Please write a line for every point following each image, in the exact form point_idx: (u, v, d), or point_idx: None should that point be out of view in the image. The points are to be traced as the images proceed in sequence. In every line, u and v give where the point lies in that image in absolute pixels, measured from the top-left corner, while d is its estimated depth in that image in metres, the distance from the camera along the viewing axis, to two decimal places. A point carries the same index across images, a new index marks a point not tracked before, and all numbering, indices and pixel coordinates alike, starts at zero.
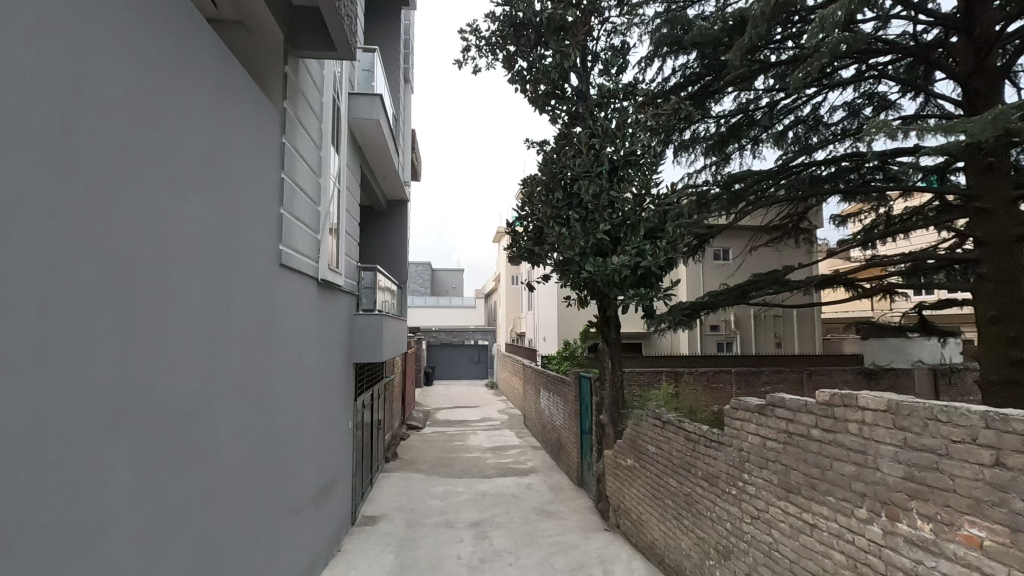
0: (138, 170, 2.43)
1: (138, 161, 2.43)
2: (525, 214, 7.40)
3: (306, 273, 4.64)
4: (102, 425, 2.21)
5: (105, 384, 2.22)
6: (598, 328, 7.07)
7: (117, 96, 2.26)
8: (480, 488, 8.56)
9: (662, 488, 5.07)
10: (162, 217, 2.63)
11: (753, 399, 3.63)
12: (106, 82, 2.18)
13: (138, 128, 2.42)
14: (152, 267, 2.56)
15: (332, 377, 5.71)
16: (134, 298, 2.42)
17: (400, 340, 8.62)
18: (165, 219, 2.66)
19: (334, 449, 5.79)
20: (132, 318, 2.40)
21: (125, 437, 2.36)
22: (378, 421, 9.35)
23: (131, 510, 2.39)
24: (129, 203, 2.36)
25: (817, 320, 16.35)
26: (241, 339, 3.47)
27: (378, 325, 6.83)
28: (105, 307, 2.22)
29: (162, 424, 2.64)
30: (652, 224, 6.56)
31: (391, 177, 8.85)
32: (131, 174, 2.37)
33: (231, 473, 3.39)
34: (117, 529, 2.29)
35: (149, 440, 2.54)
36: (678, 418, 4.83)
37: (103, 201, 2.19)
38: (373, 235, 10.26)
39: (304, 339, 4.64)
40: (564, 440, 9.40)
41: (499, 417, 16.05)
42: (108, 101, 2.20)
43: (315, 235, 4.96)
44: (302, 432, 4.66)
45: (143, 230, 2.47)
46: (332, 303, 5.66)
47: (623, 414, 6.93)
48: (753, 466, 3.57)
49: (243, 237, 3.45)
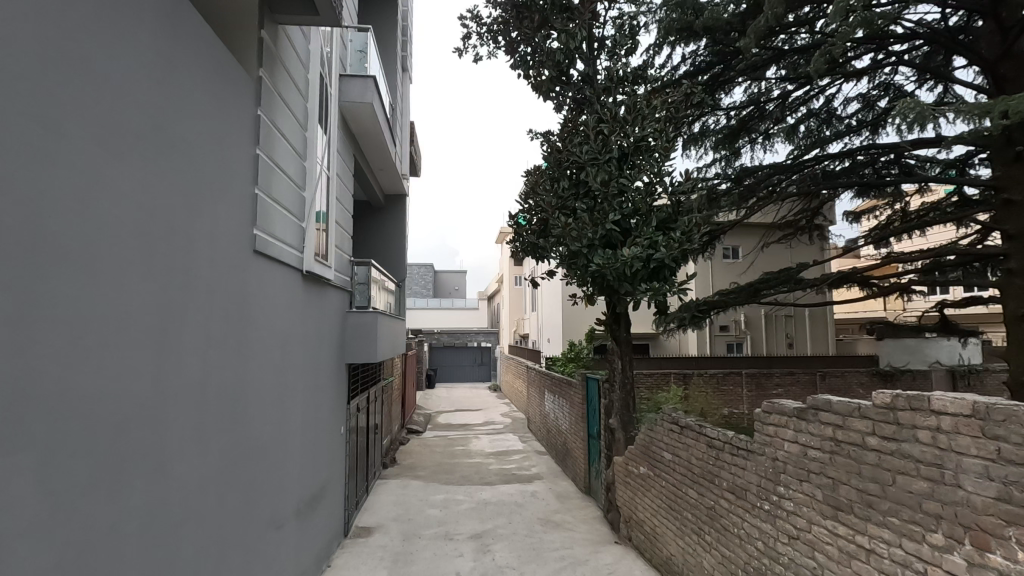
0: (78, 126, 2.01)
1: (78, 114, 2.00)
2: (529, 205, 6.96)
3: (288, 263, 4.21)
4: (32, 429, 1.79)
5: (33, 377, 1.80)
6: (606, 326, 6.63)
7: (47, 31, 1.85)
8: (482, 496, 8.11)
9: (680, 500, 4.61)
10: (114, 185, 2.21)
11: (788, 402, 3.18)
12: (29, 12, 1.77)
13: (79, 74, 2.00)
14: (101, 242, 2.13)
15: (321, 379, 5.27)
16: (76, 277, 2.00)
17: (398, 341, 8.19)
18: (118, 188, 2.24)
19: (322, 456, 5.35)
20: (73, 300, 1.98)
21: (65, 442, 1.94)
22: (375, 426, 8.92)
23: (74, 532, 1.96)
24: (66, 163, 1.94)
25: (830, 320, 15.85)
26: (215, 334, 3.04)
27: (373, 323, 6.40)
28: (30, 285, 1.79)
29: (116, 429, 2.21)
30: (665, 215, 6.13)
31: (387, 169, 8.44)
32: (67, 127, 1.95)
33: (204, 486, 2.95)
34: (52, 556, 1.86)
35: (98, 448, 2.11)
36: (698, 423, 4.38)
37: (27, 156, 1.77)
38: (370, 231, 9.85)
39: (286, 336, 4.21)
40: (570, 445, 8.95)
41: (502, 420, 15.58)
42: (32, 35, 1.78)
43: (299, 222, 4.51)
44: (285, 438, 4.22)
45: (86, 197, 2.04)
46: (320, 299, 5.23)
47: (634, 417, 6.48)
48: (791, 479, 3.12)
49: (215, 219, 3.03)
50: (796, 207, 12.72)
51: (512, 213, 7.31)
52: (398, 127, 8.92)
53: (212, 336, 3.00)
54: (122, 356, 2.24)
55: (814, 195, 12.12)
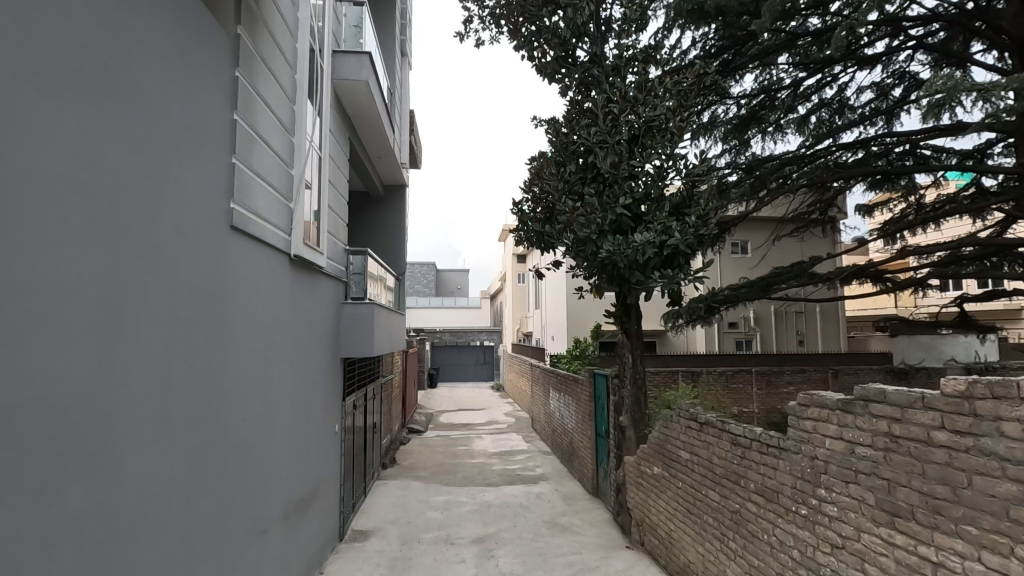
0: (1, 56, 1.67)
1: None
2: (534, 191, 6.61)
3: (273, 245, 3.86)
4: None
5: None
6: (616, 318, 6.27)
7: None
8: (484, 497, 7.74)
9: (699, 503, 4.26)
10: (53, 133, 1.88)
11: (831, 393, 2.82)
12: None
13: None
14: (32, 197, 1.79)
15: (312, 373, 4.93)
16: None
17: (398, 335, 7.87)
18: (58, 137, 1.90)
19: (314, 455, 5.01)
20: None
21: None
22: (373, 424, 8.58)
23: None
24: None
25: (842, 317, 15.44)
26: (185, 318, 2.69)
27: (369, 315, 6.06)
28: None
29: (53, 421, 1.87)
30: (678, 200, 5.78)
31: (386, 156, 8.10)
32: None
33: (173, 488, 2.61)
34: None
35: (27, 443, 1.76)
36: (720, 420, 4.02)
37: None
38: (368, 223, 9.50)
39: (272, 324, 3.87)
40: (576, 445, 8.60)
41: (505, 420, 15.21)
42: None
43: (286, 201, 4.17)
44: (271, 435, 3.88)
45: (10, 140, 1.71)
46: (311, 287, 4.89)
47: (645, 415, 6.12)
48: (835, 480, 2.76)
49: (182, 187, 2.67)
50: (807, 199, 12.34)
51: (516, 201, 6.95)
52: (397, 113, 8.58)
53: (180, 319, 2.64)
54: (58, 336, 1.89)
55: (826, 186, 11.74)
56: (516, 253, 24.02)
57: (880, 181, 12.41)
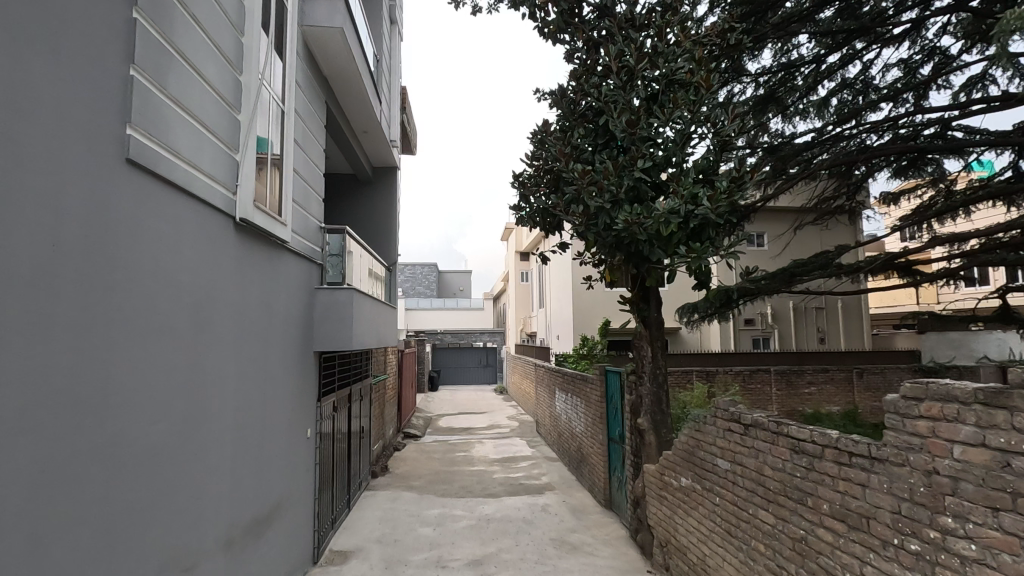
0: None
1: None
2: (537, 163, 5.78)
3: (208, 202, 3.05)
4: None
5: None
6: (632, 304, 5.45)
7: None
8: (484, 511, 6.88)
9: (744, 525, 3.43)
10: None
11: (961, 382, 1.98)
12: None
13: None
14: None
15: (272, 367, 4.11)
16: None
17: (386, 330, 7.08)
18: None
19: (276, 465, 4.20)
20: None
21: None
22: (361, 429, 7.79)
23: None
24: None
25: (865, 314, 14.52)
26: (37, 273, 1.88)
27: (348, 302, 5.26)
28: None
29: None
30: (707, 164, 4.92)
31: (371, 131, 7.31)
32: None
33: (16, 519, 1.79)
34: None
35: None
36: (773, 420, 3.20)
37: None
38: (357, 208, 8.69)
39: (207, 302, 3.06)
40: (586, 451, 7.76)
41: (509, 424, 14.38)
42: None
43: (230, 152, 3.36)
44: (206, 444, 3.06)
45: None
46: (271, 264, 4.09)
47: (667, 417, 5.31)
48: (969, 506, 1.93)
49: (36, 90, 1.86)
50: (831, 185, 11.45)
51: (516, 174, 6.12)
52: (385, 86, 7.78)
53: (25, 276, 1.83)
54: None
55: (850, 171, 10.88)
56: (519, 251, 23.20)
57: (908, 167, 11.35)
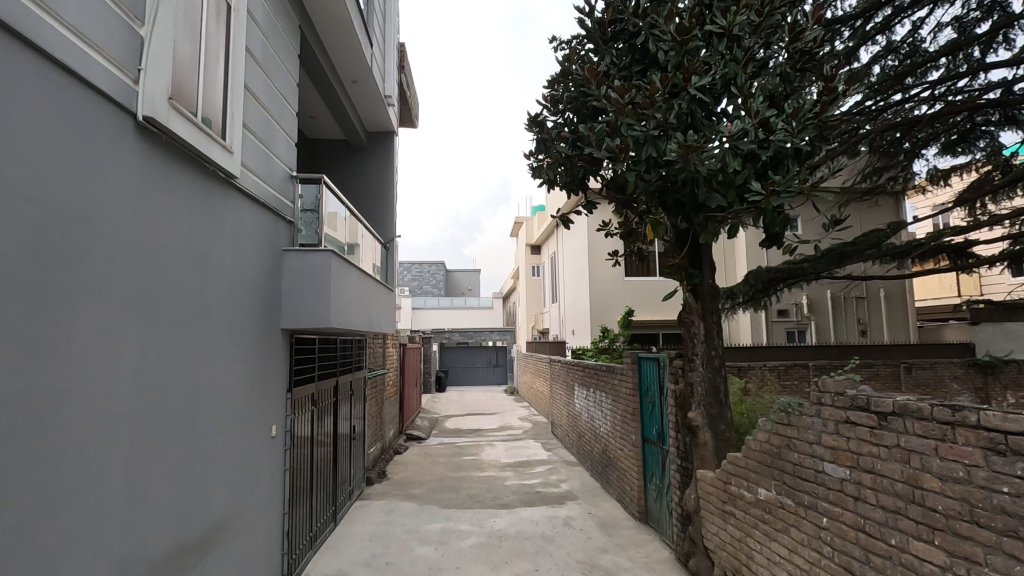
0: None
1: None
2: (561, 97, 4.72)
3: (74, 70, 2.03)
4: None
5: None
6: (681, 269, 4.37)
7: None
8: (495, 526, 5.77)
9: (877, 562, 2.34)
10: None
11: None
12: None
13: None
14: None
15: (211, 341, 3.08)
16: None
17: (376, 312, 6.06)
18: None
19: (217, 472, 3.15)
20: None
21: None
22: (352, 430, 6.74)
23: None
24: None
25: (909, 305, 13.28)
26: None
27: (326, 267, 4.22)
28: None
29: None
30: (776, 84, 3.76)
31: (361, 81, 6.38)
32: None
33: None
34: None
35: None
36: (943, 405, 2.09)
37: None
38: (349, 178, 7.69)
39: (65, 223, 2.01)
40: (614, 453, 6.67)
41: (522, 425, 13.27)
42: None
43: (126, 19, 2.32)
44: (63, 443, 2.00)
45: None
46: (208, 200, 3.05)
47: (726, 410, 4.22)
48: None
49: None
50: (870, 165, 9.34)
51: (531, 116, 5.05)
52: (380, 34, 6.82)
53: None
54: None
55: (896, 149, 8.77)
56: (530, 244, 22.06)
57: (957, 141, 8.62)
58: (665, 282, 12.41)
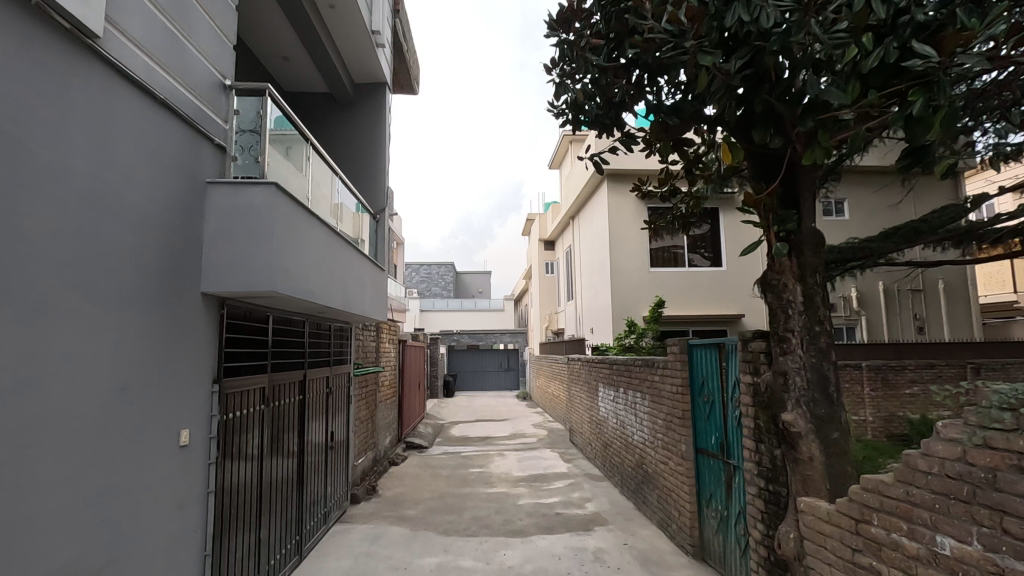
0: None
1: None
2: None
3: None
4: None
5: None
6: (769, 209, 3.09)
7: None
8: (506, 562, 4.47)
9: None
10: None
11: None
12: None
13: None
14: None
15: (31, 284, 1.86)
16: None
17: (353, 290, 4.85)
18: None
19: (45, 503, 1.92)
20: None
21: None
22: (330, 438, 5.49)
23: None
24: None
25: (972, 299, 11.79)
26: None
27: (268, 208, 3.05)
28: None
29: None
30: None
31: (343, 7, 5.23)
32: None
33: None
34: None
35: None
36: None
37: None
38: (334, 137, 6.52)
39: None
40: (654, 468, 5.35)
41: (536, 433, 11.92)
42: None
43: None
44: None
45: None
46: (25, 57, 1.85)
47: (838, 412, 2.92)
48: None
49: None
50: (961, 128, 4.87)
51: (557, 16, 3.82)
52: None
53: None
54: None
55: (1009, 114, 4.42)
56: (543, 240, 20.86)
57: None
58: (694, 272, 11.11)
